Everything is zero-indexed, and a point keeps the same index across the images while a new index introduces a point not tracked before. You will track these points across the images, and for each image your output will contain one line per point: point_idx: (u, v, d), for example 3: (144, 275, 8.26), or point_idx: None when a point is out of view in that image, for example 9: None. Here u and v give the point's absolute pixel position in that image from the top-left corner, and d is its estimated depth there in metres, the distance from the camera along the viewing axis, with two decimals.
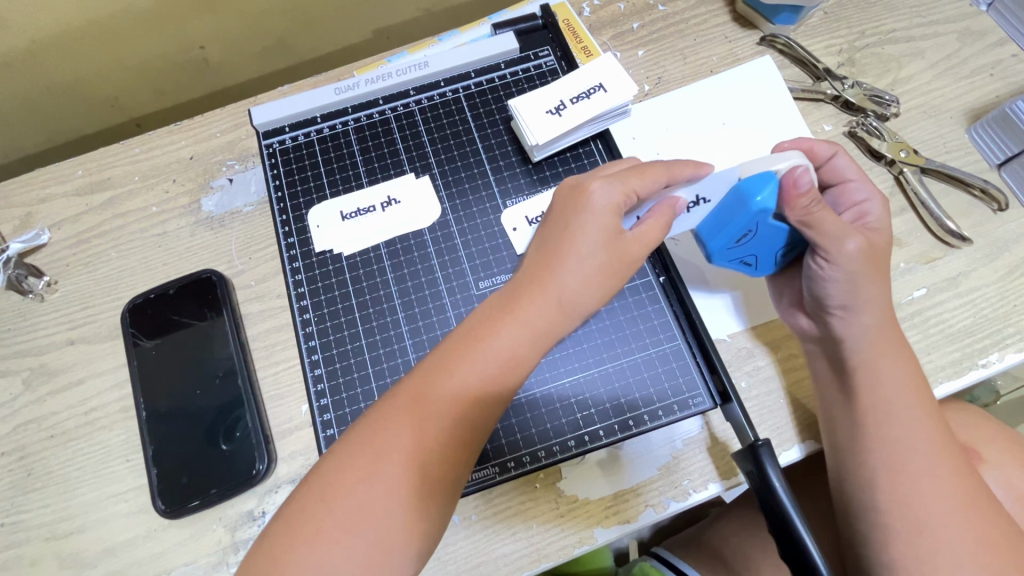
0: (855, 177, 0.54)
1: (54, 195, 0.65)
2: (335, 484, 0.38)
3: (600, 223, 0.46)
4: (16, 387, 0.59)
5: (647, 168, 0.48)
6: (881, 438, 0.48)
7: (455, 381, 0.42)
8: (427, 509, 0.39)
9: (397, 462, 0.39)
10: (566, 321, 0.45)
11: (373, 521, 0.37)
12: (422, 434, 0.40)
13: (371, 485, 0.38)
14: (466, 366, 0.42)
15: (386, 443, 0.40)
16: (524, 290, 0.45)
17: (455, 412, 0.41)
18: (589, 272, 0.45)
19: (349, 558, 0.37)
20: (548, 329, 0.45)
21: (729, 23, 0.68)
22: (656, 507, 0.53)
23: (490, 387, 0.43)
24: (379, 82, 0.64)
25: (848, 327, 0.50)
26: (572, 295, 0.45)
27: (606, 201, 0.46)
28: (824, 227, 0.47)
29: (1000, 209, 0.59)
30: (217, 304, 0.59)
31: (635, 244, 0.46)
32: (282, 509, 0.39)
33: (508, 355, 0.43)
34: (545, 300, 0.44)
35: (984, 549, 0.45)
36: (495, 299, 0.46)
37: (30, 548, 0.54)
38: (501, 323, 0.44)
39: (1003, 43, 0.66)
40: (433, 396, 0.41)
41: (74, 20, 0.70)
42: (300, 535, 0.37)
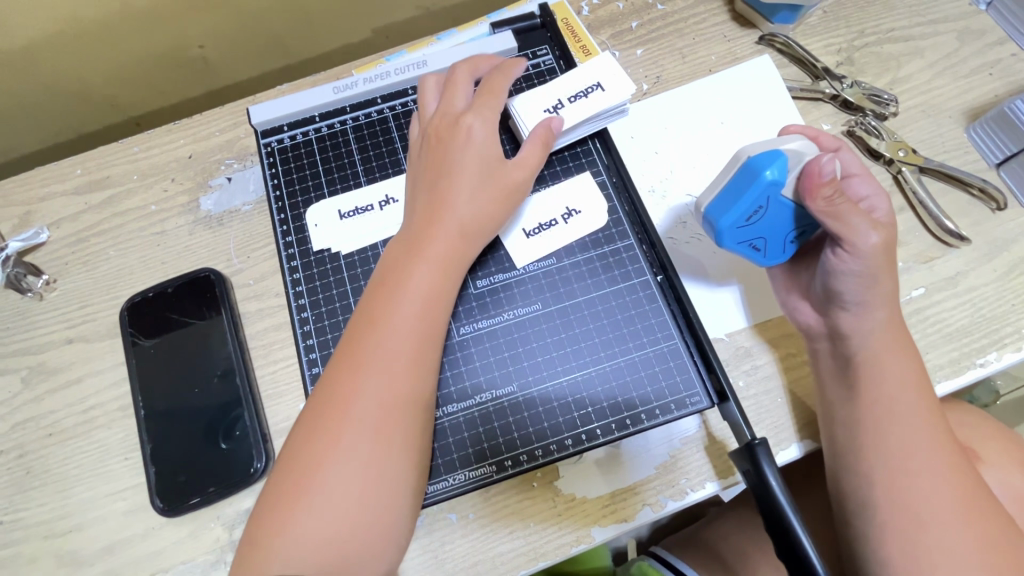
0: (858, 171, 0.53)
1: (53, 194, 0.66)
2: (303, 452, 0.43)
3: (478, 159, 0.52)
4: (15, 385, 0.59)
5: (494, 90, 0.56)
6: (879, 437, 0.48)
7: (382, 327, 0.46)
8: (397, 436, 0.44)
9: (352, 412, 0.43)
10: (469, 242, 0.51)
11: (346, 468, 0.42)
12: (368, 380, 0.44)
13: (334, 441, 0.42)
14: (389, 304, 0.47)
15: (336, 399, 0.44)
16: (426, 225, 0.50)
17: (390, 345, 0.45)
18: (482, 200, 0.51)
19: (340, 505, 0.41)
20: (456, 256, 0.50)
21: (728, 22, 0.68)
22: (653, 506, 0.53)
23: (418, 318, 0.47)
24: (377, 81, 0.64)
25: (859, 323, 0.49)
26: (470, 219, 0.51)
27: (481, 140, 0.53)
28: (848, 219, 0.46)
29: (998, 209, 0.59)
30: (216, 303, 0.59)
31: (518, 168, 0.53)
32: (268, 488, 0.43)
33: (424, 288, 0.48)
34: (448, 232, 0.50)
35: (981, 548, 0.45)
36: (403, 245, 0.50)
37: (29, 546, 0.54)
38: (413, 263, 0.48)
39: (1003, 42, 0.66)
40: (365, 344, 0.45)
41: (73, 19, 0.70)
42: (287, 506, 0.41)
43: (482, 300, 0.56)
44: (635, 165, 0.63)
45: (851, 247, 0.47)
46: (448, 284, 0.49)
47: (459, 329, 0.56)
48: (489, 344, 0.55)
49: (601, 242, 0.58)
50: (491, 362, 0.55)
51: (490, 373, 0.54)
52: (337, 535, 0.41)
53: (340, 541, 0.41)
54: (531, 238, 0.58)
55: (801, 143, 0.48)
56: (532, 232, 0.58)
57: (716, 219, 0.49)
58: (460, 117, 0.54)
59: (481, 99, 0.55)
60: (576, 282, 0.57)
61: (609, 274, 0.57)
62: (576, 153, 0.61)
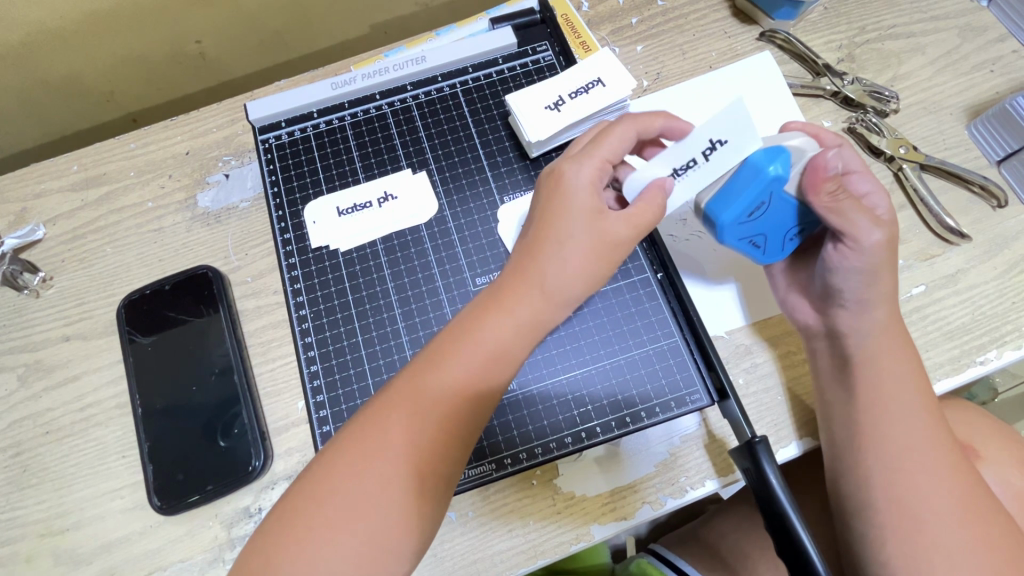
0: (858, 169, 0.52)
1: (49, 191, 0.65)
2: (328, 479, 0.39)
3: (583, 205, 0.46)
4: (12, 383, 0.59)
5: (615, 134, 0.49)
6: (880, 437, 0.48)
7: (447, 377, 0.42)
8: (427, 498, 0.40)
9: (394, 460, 0.40)
10: (556, 309, 0.46)
11: (368, 518, 0.38)
12: (411, 430, 0.41)
13: (365, 483, 0.39)
14: (453, 359, 0.43)
15: (378, 440, 0.40)
16: (510, 284, 0.46)
17: (454, 403, 0.42)
18: (574, 257, 0.46)
19: (349, 552, 0.37)
20: (537, 321, 0.46)
21: (728, 18, 0.67)
22: (653, 503, 0.52)
23: (482, 381, 0.43)
24: (375, 77, 0.63)
25: (858, 321, 0.49)
26: (558, 283, 0.45)
27: (583, 179, 0.47)
28: (851, 215, 0.46)
29: (999, 205, 0.59)
30: (213, 301, 0.59)
31: (622, 225, 0.46)
32: (282, 502, 0.40)
33: (497, 347, 0.44)
34: (532, 293, 0.45)
35: (981, 549, 0.45)
36: (487, 294, 0.46)
37: (26, 544, 0.54)
38: (489, 319, 0.44)
39: (1004, 39, 0.65)
40: (424, 389, 0.42)
41: (69, 13, 0.69)
42: (296, 533, 0.38)
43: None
44: None
45: (853, 242, 0.47)
46: (521, 347, 0.45)
47: None
48: None
49: None
50: None
51: None
52: None
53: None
54: None
55: (804, 141, 0.47)
56: None
57: (717, 215, 0.47)
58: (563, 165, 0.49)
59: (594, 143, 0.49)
60: None
61: (609, 272, 0.57)
62: None
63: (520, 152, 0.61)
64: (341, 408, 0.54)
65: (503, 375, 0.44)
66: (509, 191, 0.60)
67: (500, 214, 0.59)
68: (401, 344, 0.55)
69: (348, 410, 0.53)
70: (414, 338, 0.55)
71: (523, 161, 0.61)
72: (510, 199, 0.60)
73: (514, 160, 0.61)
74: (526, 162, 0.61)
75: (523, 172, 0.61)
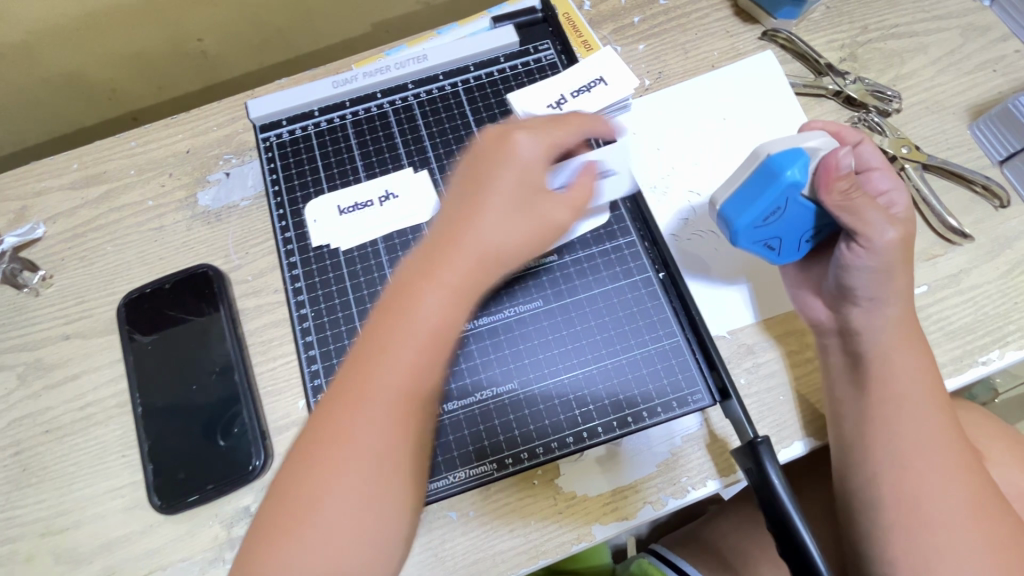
0: (880, 166, 0.53)
1: (49, 189, 0.65)
2: (290, 481, 0.39)
3: (522, 176, 0.45)
4: (12, 382, 0.59)
5: (562, 118, 0.49)
6: (887, 434, 0.48)
7: (388, 358, 0.40)
8: (389, 481, 0.39)
9: (349, 451, 0.39)
10: (498, 269, 0.44)
11: (332, 513, 0.38)
12: (371, 415, 0.39)
13: (320, 479, 0.38)
14: (399, 336, 0.41)
15: (331, 432, 0.40)
16: (446, 245, 0.43)
17: (400, 383, 0.40)
18: (513, 223, 0.44)
19: (319, 551, 0.38)
20: (480, 281, 0.43)
21: (730, 18, 0.67)
22: (655, 503, 0.52)
23: (429, 349, 0.41)
24: (376, 76, 0.63)
25: (870, 318, 0.49)
26: (501, 247, 0.44)
27: (530, 153, 0.46)
28: (865, 213, 0.46)
29: (1002, 205, 0.59)
30: (214, 300, 0.58)
31: (562, 201, 0.47)
32: (262, 507, 0.40)
33: (435, 321, 0.41)
34: (468, 257, 0.43)
35: (985, 548, 0.45)
36: (418, 262, 0.43)
37: (26, 543, 0.54)
38: (430, 286, 0.42)
39: (1007, 39, 0.65)
40: (366, 373, 0.40)
41: (70, 11, 0.69)
42: (271, 542, 0.38)
43: (496, 292, 0.56)
44: (638, 163, 0.62)
45: (867, 242, 0.47)
46: (464, 313, 0.43)
47: None
48: (488, 341, 0.55)
49: (603, 238, 0.58)
50: (493, 359, 0.54)
51: (490, 371, 0.54)
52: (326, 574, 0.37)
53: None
54: None
55: (823, 141, 0.48)
56: None
57: (734, 218, 0.49)
58: (510, 131, 0.47)
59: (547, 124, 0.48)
60: (576, 279, 0.57)
61: (611, 271, 0.57)
62: None
63: None
64: None
65: (452, 341, 0.42)
66: None
67: None
68: None
69: None
70: None
71: None
72: None
73: None
74: None
75: None
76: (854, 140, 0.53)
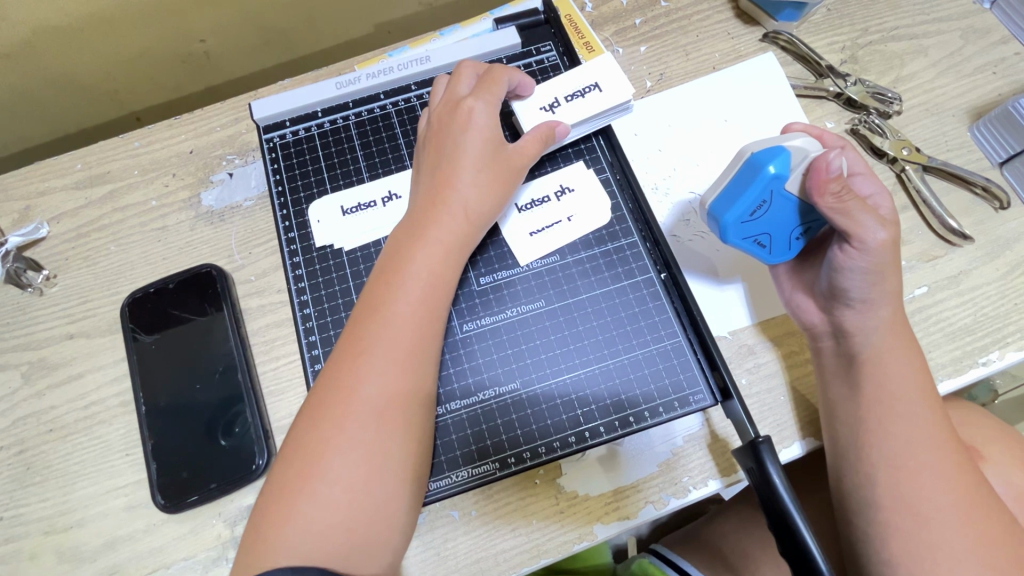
0: (862, 171, 0.52)
1: (53, 189, 0.65)
2: (302, 442, 0.43)
3: (481, 138, 0.52)
4: (16, 381, 0.59)
5: (496, 78, 0.55)
6: (881, 434, 0.48)
7: (384, 315, 0.46)
8: (395, 426, 0.44)
9: (354, 403, 0.43)
10: (477, 226, 0.52)
11: (342, 464, 0.42)
12: (371, 364, 0.44)
13: (328, 433, 0.42)
14: (392, 291, 0.47)
15: (332, 391, 0.44)
16: (429, 209, 0.50)
17: (394, 332, 0.45)
18: (482, 183, 0.51)
19: (336, 501, 0.41)
20: (462, 240, 0.51)
21: (732, 20, 0.68)
22: (656, 503, 0.53)
23: (418, 300, 0.47)
24: (379, 77, 0.63)
25: (863, 321, 0.49)
26: (476, 205, 0.51)
27: (484, 118, 0.52)
28: (858, 215, 0.45)
29: (1002, 207, 0.59)
30: (218, 299, 0.59)
31: (519, 155, 0.53)
32: (272, 475, 0.43)
33: (425, 277, 0.48)
34: (452, 216, 0.50)
35: (983, 546, 0.45)
36: (406, 230, 0.50)
37: (30, 542, 0.54)
38: (420, 246, 0.49)
39: (1007, 41, 0.66)
40: (366, 329, 0.45)
41: (74, 11, 0.69)
42: (288, 500, 0.41)
43: (498, 292, 0.57)
44: (639, 163, 0.63)
45: (859, 243, 0.46)
46: (450, 268, 0.50)
47: (462, 325, 0.55)
48: (492, 341, 0.55)
49: (604, 239, 0.58)
50: (494, 359, 0.55)
51: (493, 371, 0.54)
52: (344, 519, 0.41)
53: (341, 536, 0.40)
54: (537, 238, 0.58)
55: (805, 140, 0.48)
56: (538, 232, 0.58)
57: (721, 213, 0.49)
58: (462, 100, 0.53)
59: (481, 85, 0.54)
60: (579, 279, 0.57)
61: (612, 271, 0.57)
62: (580, 150, 0.61)
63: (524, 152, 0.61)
64: None
65: (443, 295, 0.49)
66: None
67: None
68: None
69: None
70: None
71: None
72: None
73: None
74: None
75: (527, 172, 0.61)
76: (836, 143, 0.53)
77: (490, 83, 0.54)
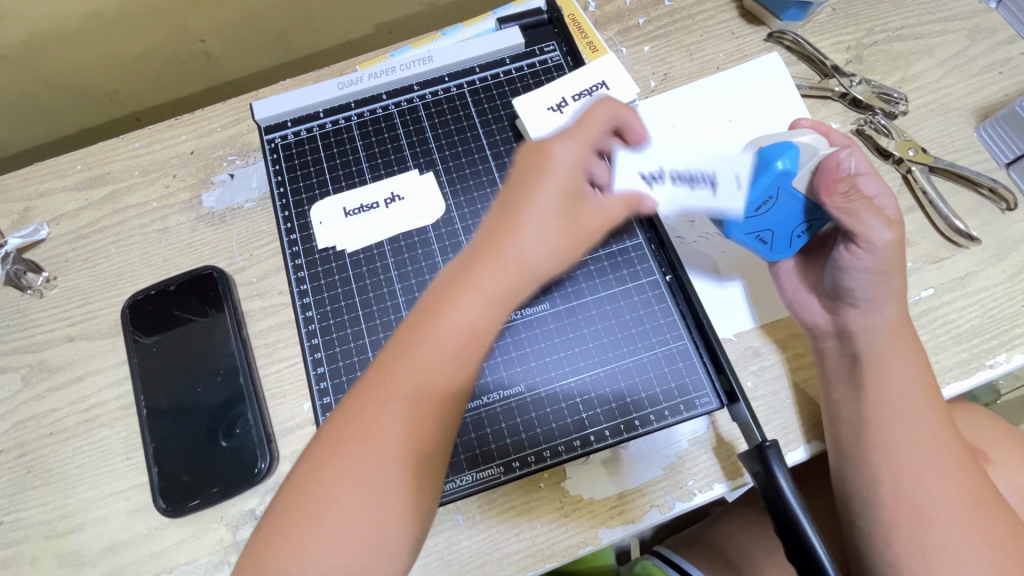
0: (868, 171, 0.52)
1: (53, 190, 0.65)
2: (309, 485, 0.38)
3: (556, 182, 0.43)
4: (16, 383, 0.58)
5: (595, 119, 0.47)
6: (887, 436, 0.47)
7: (417, 366, 0.39)
8: (417, 492, 0.39)
9: (376, 458, 0.38)
10: (529, 283, 0.42)
11: (355, 522, 0.37)
12: (394, 425, 0.38)
13: (343, 486, 0.37)
14: (431, 349, 0.39)
15: (351, 441, 0.38)
16: (480, 255, 0.41)
17: (424, 398, 0.39)
18: (546, 232, 0.42)
19: (339, 557, 0.36)
20: (511, 295, 0.42)
21: (736, 19, 0.67)
22: (661, 507, 0.52)
23: (457, 364, 0.40)
24: (382, 77, 0.63)
25: (868, 321, 0.49)
26: (532, 257, 0.42)
27: (567, 159, 0.44)
28: (863, 216, 0.46)
29: (1009, 208, 0.58)
30: (219, 301, 0.58)
31: (599, 217, 0.46)
32: (267, 519, 0.38)
33: (471, 330, 0.40)
34: (505, 268, 0.41)
35: (990, 548, 0.45)
36: (452, 270, 0.42)
37: (30, 546, 0.53)
38: (466, 298, 0.40)
39: (1013, 41, 0.65)
40: (398, 380, 0.39)
41: (74, 11, 0.69)
42: (286, 544, 0.36)
43: None
44: None
45: (865, 243, 0.46)
46: (495, 325, 0.42)
47: None
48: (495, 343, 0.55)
49: (609, 241, 0.58)
50: (497, 361, 0.54)
51: (497, 373, 0.54)
52: None
53: None
54: None
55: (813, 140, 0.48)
56: None
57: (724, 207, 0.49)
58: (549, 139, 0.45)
59: (585, 125, 0.47)
60: (583, 281, 0.56)
61: (617, 273, 0.57)
62: None
63: None
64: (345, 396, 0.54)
65: (479, 359, 0.41)
66: None
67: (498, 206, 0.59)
68: None
69: None
70: None
71: None
72: None
73: None
74: None
75: None
76: (843, 141, 0.53)
77: (585, 120, 0.47)
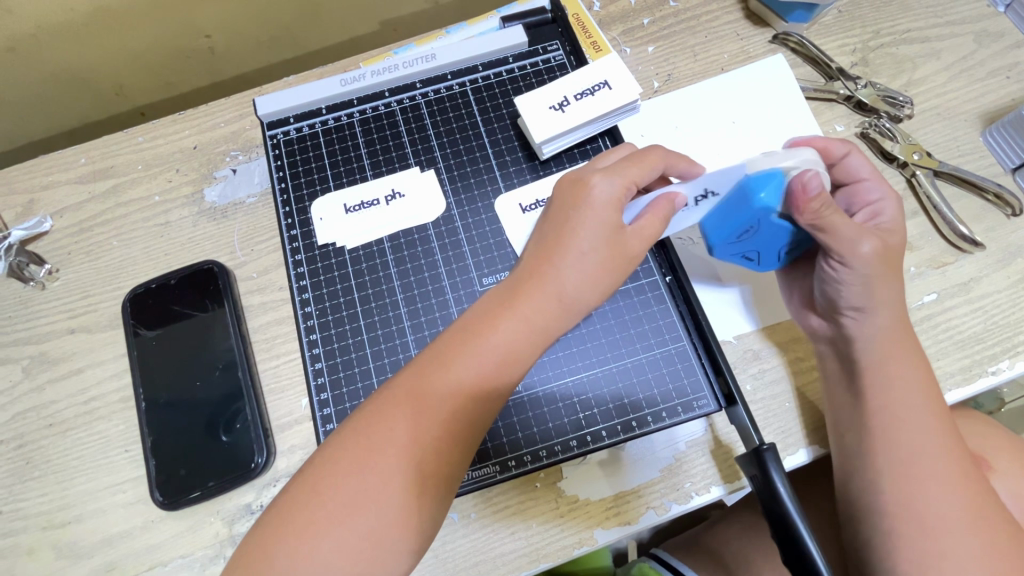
0: (868, 176, 0.52)
1: (56, 183, 0.65)
2: (328, 472, 0.39)
3: (599, 218, 0.45)
4: (16, 375, 0.59)
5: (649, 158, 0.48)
6: (889, 443, 0.47)
7: (449, 377, 0.41)
8: (436, 506, 0.40)
9: (392, 457, 0.39)
10: (565, 318, 0.46)
11: (369, 515, 0.37)
12: (412, 426, 0.40)
13: (367, 481, 0.38)
14: (463, 361, 0.42)
15: (381, 436, 0.39)
16: (523, 284, 0.45)
17: (446, 406, 0.41)
18: (587, 269, 0.45)
19: (351, 546, 0.37)
20: (548, 327, 0.45)
21: (741, 20, 0.67)
22: (657, 509, 0.52)
23: (488, 380, 0.42)
24: (385, 74, 0.63)
25: (861, 328, 0.49)
26: (571, 291, 0.45)
27: (606, 195, 0.46)
28: (837, 229, 0.45)
29: (1014, 213, 0.57)
30: (218, 295, 0.58)
31: (640, 242, 0.46)
32: (269, 513, 0.39)
33: (505, 351, 0.43)
34: (545, 298, 0.44)
35: (991, 557, 0.44)
36: (497, 294, 0.45)
37: (28, 537, 0.54)
38: (503, 319, 0.44)
39: (1021, 45, 0.64)
40: (429, 384, 0.41)
41: (81, 5, 0.69)
42: (301, 524, 0.37)
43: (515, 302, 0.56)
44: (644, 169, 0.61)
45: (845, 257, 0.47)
46: (528, 351, 0.44)
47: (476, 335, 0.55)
48: None
49: None
50: None
51: None
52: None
53: None
54: (527, 213, 0.58)
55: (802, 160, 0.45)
56: (529, 207, 0.58)
57: (710, 232, 0.50)
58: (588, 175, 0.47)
59: (629, 161, 0.47)
60: None
61: None
62: (586, 150, 0.60)
63: (529, 152, 0.61)
64: (342, 393, 0.54)
65: (513, 377, 0.44)
66: (514, 181, 0.60)
67: (498, 204, 0.59)
68: (403, 330, 0.55)
69: (348, 394, 0.53)
70: (416, 325, 0.55)
71: (532, 162, 0.60)
72: (511, 188, 0.60)
73: (522, 160, 0.61)
74: (534, 163, 0.60)
75: (531, 172, 0.60)
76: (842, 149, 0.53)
77: (642, 160, 0.48)
